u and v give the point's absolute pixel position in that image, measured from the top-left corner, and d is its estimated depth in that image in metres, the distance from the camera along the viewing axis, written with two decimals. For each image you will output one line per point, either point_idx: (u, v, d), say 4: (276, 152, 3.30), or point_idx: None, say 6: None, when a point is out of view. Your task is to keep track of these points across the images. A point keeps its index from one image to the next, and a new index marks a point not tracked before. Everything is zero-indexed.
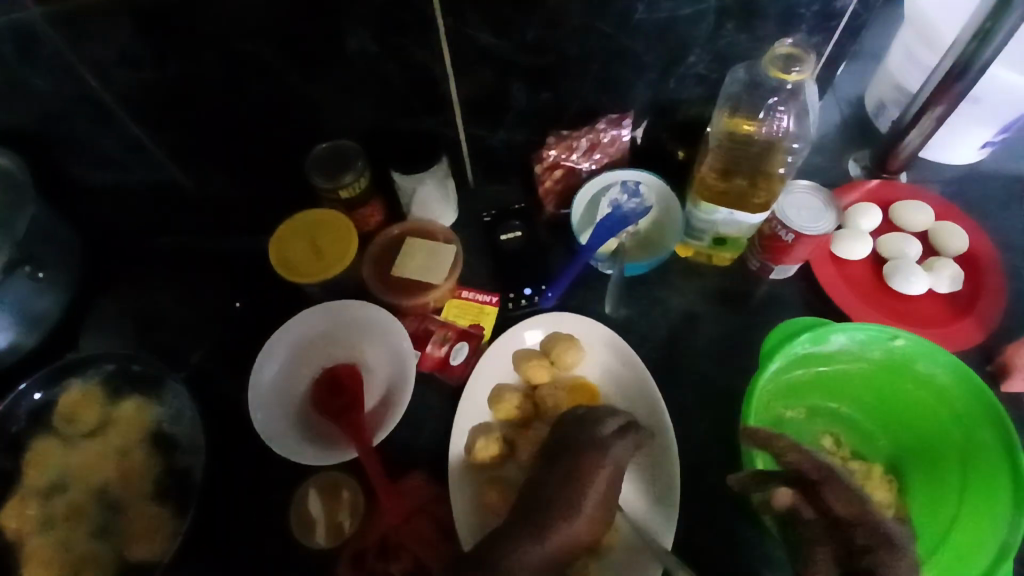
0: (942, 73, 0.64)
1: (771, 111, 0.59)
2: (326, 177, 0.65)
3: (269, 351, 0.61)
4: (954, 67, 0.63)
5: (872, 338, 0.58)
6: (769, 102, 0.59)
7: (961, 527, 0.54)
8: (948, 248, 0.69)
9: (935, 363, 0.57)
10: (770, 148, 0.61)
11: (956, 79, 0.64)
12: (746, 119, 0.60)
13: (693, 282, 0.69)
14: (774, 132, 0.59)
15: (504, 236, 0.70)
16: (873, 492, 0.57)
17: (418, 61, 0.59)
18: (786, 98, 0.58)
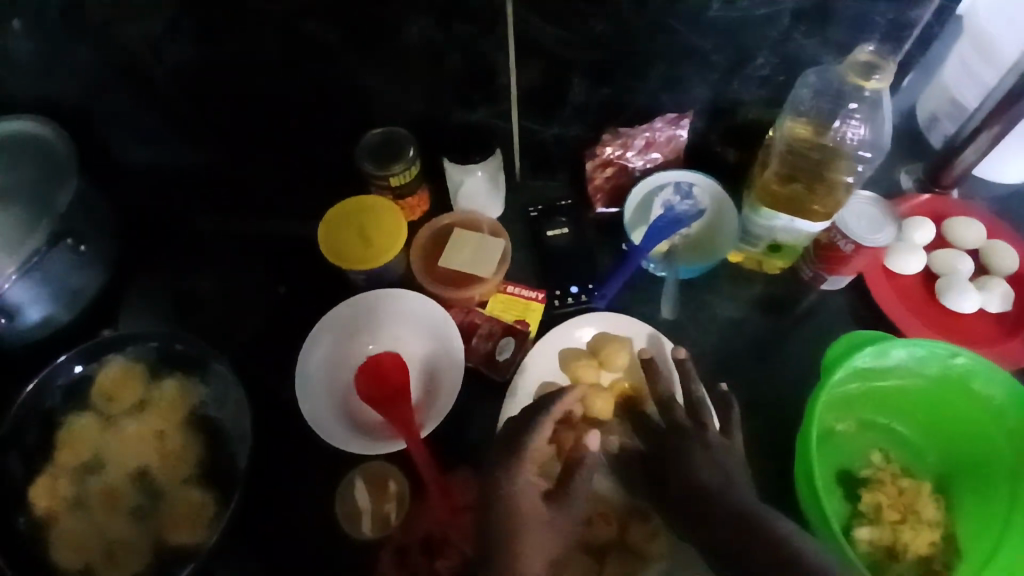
0: (1003, 93, 0.64)
1: (846, 119, 0.59)
2: (376, 162, 0.65)
3: (318, 336, 0.61)
4: (1016, 87, 0.63)
5: (931, 355, 0.57)
6: (844, 109, 0.59)
7: (1014, 548, 0.54)
8: (999, 268, 0.68)
9: (992, 384, 0.56)
10: (837, 154, 0.60)
11: (1017, 100, 0.63)
12: (817, 126, 0.60)
13: (743, 289, 0.68)
14: (847, 139, 0.59)
15: (551, 232, 0.70)
16: (922, 508, 0.55)
17: (479, 50, 0.58)
18: (863, 107, 0.58)
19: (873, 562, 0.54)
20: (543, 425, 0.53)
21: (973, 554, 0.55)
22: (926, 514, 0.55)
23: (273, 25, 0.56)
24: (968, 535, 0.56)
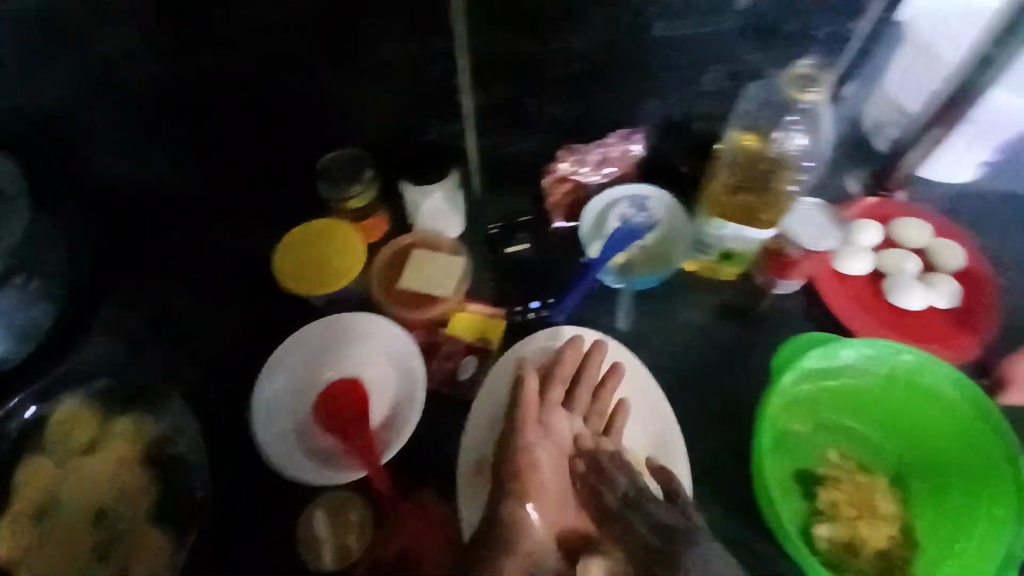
0: (943, 99, 0.68)
1: (787, 128, 0.60)
2: (331, 184, 0.65)
3: (273, 367, 0.61)
4: (954, 93, 0.67)
5: (878, 353, 0.61)
6: (783, 119, 0.60)
7: (969, 539, 0.55)
8: (944, 265, 0.70)
9: (937, 378, 0.60)
10: (779, 164, 0.60)
11: (959, 104, 0.67)
12: (758, 136, 0.61)
13: (702, 298, 0.69)
14: (787, 149, 0.60)
15: (511, 248, 0.70)
16: (880, 502, 0.57)
17: (433, 68, 0.59)
18: (803, 116, 0.59)
19: (834, 559, 0.55)
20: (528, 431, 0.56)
21: (929, 548, 0.56)
22: (884, 507, 0.57)
23: (240, 46, 0.58)
24: (927, 530, 0.57)
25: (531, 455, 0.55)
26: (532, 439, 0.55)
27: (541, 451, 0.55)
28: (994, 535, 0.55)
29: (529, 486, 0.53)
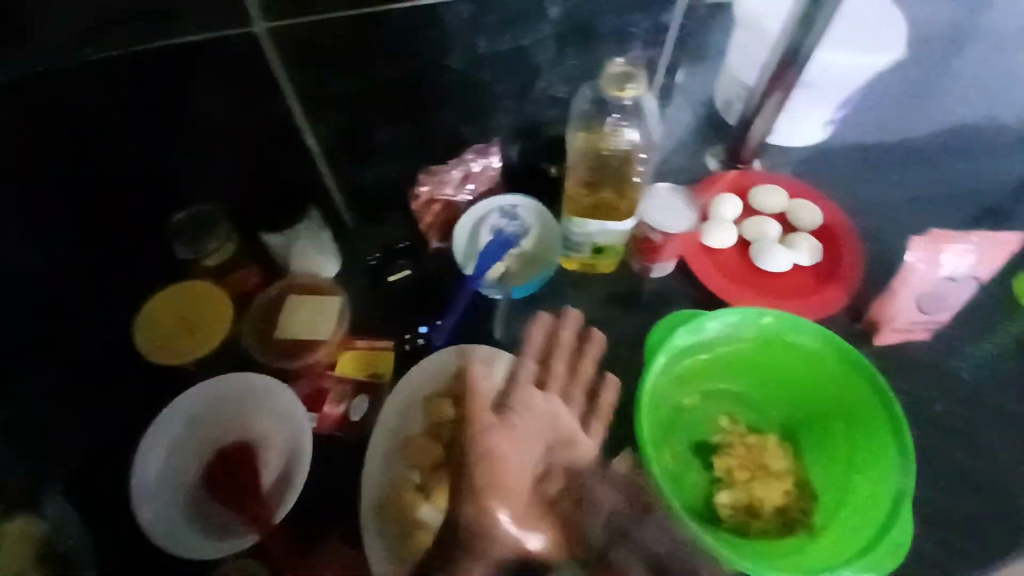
0: (774, 64, 0.68)
1: (615, 125, 0.64)
2: (188, 245, 0.63)
3: (151, 444, 0.59)
4: (785, 53, 0.66)
5: (741, 319, 0.61)
6: (611, 117, 0.63)
7: (858, 477, 0.57)
8: (804, 225, 0.74)
9: (802, 333, 0.61)
10: (620, 158, 0.65)
11: (790, 66, 0.66)
12: (597, 135, 0.64)
13: (584, 293, 0.71)
14: (623, 144, 0.64)
15: (393, 276, 0.69)
16: (773, 460, 0.61)
17: (264, 111, 0.57)
18: (626, 112, 0.63)
19: (738, 523, 0.57)
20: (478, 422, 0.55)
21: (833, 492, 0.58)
22: (777, 464, 0.61)
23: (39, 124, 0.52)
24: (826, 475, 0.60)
25: (494, 451, 0.50)
26: (491, 424, 0.52)
27: (497, 441, 0.51)
28: (880, 473, 0.56)
29: (499, 493, 0.48)
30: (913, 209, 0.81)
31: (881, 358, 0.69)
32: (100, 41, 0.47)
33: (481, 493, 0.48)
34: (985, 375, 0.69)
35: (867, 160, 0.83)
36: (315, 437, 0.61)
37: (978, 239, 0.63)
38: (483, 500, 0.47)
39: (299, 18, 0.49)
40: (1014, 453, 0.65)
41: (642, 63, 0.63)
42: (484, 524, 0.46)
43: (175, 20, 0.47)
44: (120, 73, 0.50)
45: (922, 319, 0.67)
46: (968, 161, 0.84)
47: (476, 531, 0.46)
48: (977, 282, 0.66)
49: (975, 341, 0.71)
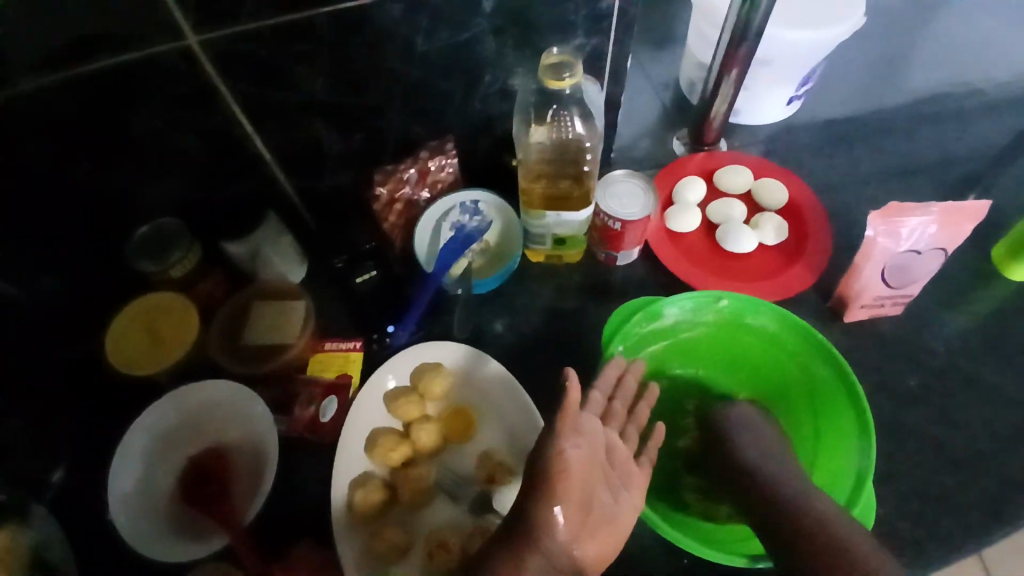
0: (727, 41, 0.66)
1: (557, 115, 0.63)
2: (150, 259, 0.64)
3: (123, 460, 0.59)
4: (735, 31, 0.65)
5: (698, 304, 0.64)
6: (551, 109, 0.63)
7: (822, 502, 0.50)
8: (769, 203, 0.74)
9: (760, 315, 0.64)
10: (566, 147, 0.64)
11: (741, 42, 0.65)
12: (542, 127, 0.63)
13: (549, 283, 0.72)
14: (566, 133, 0.63)
15: (359, 278, 0.67)
16: (729, 461, 0.56)
17: (211, 123, 0.59)
18: (565, 102, 0.62)
19: (703, 509, 0.58)
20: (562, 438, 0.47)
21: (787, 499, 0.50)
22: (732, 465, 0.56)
23: None
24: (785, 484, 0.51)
25: (569, 458, 0.46)
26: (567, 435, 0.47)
27: (575, 456, 0.47)
28: (842, 451, 0.58)
29: (568, 486, 0.45)
30: (883, 182, 0.80)
31: (850, 334, 0.69)
32: (42, 69, 0.49)
33: (548, 498, 0.45)
34: (957, 346, 0.68)
35: (832, 135, 0.84)
36: (286, 438, 0.62)
37: (939, 209, 0.59)
38: (550, 505, 0.45)
39: (232, 27, 0.51)
40: (993, 425, 0.64)
41: (586, 51, 0.63)
42: (544, 533, 0.44)
43: (111, 40, 0.49)
44: (66, 98, 0.51)
45: (889, 294, 0.66)
46: (934, 128, 0.84)
47: (543, 529, 0.44)
48: (946, 253, 0.63)
49: (944, 311, 0.70)
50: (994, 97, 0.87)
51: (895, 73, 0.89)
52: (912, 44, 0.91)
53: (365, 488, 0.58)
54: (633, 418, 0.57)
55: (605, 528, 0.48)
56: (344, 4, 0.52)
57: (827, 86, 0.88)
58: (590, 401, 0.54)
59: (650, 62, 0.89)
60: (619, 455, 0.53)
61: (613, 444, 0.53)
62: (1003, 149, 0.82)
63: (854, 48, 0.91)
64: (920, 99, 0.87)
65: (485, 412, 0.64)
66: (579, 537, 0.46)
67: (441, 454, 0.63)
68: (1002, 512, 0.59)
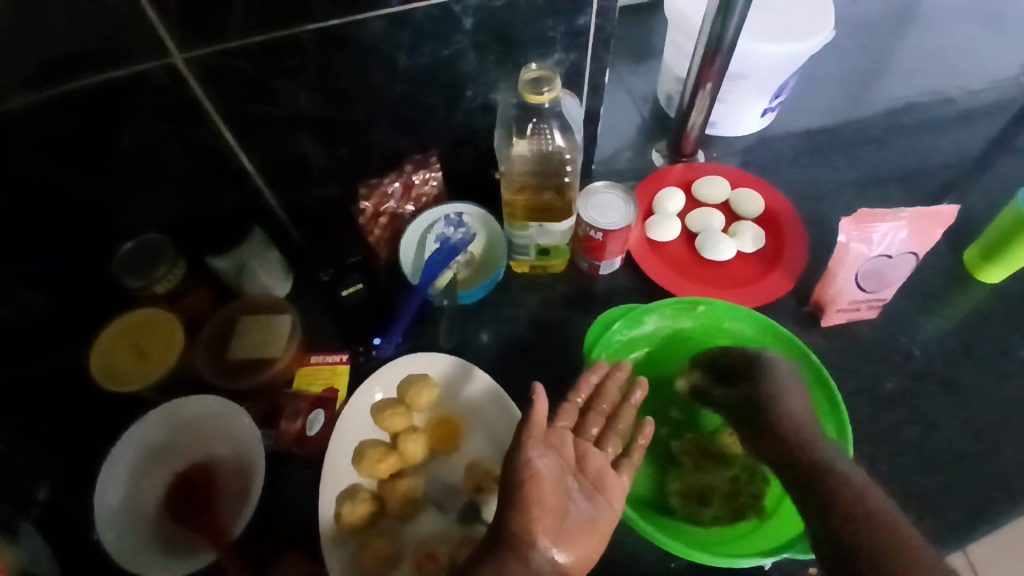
0: (701, 55, 0.69)
1: (536, 129, 0.64)
2: (136, 275, 0.63)
3: (108, 477, 0.59)
4: (709, 46, 0.67)
5: (678, 311, 0.66)
6: (532, 122, 0.65)
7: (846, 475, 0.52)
8: (747, 213, 0.76)
9: (739, 319, 0.66)
10: (546, 159, 0.66)
11: (714, 57, 0.68)
12: (522, 141, 0.65)
13: (534, 293, 0.73)
14: (545, 146, 0.65)
15: (345, 291, 0.67)
16: (789, 454, 0.54)
17: (198, 140, 0.60)
18: (544, 116, 0.64)
19: (689, 512, 0.58)
20: (530, 447, 0.49)
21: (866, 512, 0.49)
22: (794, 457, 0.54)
23: None
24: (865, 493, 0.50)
25: (537, 466, 0.48)
26: (535, 445, 0.49)
27: (543, 464, 0.49)
28: None
29: (539, 492, 0.47)
30: (858, 190, 0.82)
31: (829, 337, 0.71)
32: (29, 88, 0.49)
33: (527, 505, 0.46)
34: (933, 347, 0.70)
35: (807, 145, 0.86)
36: (274, 450, 0.63)
37: (909, 215, 0.61)
38: (529, 511, 0.46)
39: (218, 45, 0.52)
40: (969, 423, 0.66)
41: (565, 66, 0.65)
42: (527, 542, 0.45)
43: (98, 59, 0.50)
44: (53, 115, 0.52)
45: (865, 297, 0.68)
46: (906, 137, 0.87)
47: (526, 539, 0.46)
48: (917, 256, 0.64)
49: (919, 313, 0.72)
50: (963, 106, 0.90)
51: (868, 84, 0.92)
52: (881, 57, 0.94)
53: (352, 500, 0.58)
54: (615, 422, 0.57)
55: (585, 534, 0.49)
56: (329, 22, 0.53)
57: (803, 97, 0.90)
58: (561, 412, 0.56)
59: (629, 76, 0.91)
60: (594, 461, 0.54)
61: (586, 453, 0.54)
62: (972, 157, 0.85)
63: (828, 60, 0.94)
64: (891, 109, 0.90)
65: (472, 421, 0.65)
66: (557, 543, 0.47)
67: (429, 464, 0.64)
68: (978, 508, 0.61)
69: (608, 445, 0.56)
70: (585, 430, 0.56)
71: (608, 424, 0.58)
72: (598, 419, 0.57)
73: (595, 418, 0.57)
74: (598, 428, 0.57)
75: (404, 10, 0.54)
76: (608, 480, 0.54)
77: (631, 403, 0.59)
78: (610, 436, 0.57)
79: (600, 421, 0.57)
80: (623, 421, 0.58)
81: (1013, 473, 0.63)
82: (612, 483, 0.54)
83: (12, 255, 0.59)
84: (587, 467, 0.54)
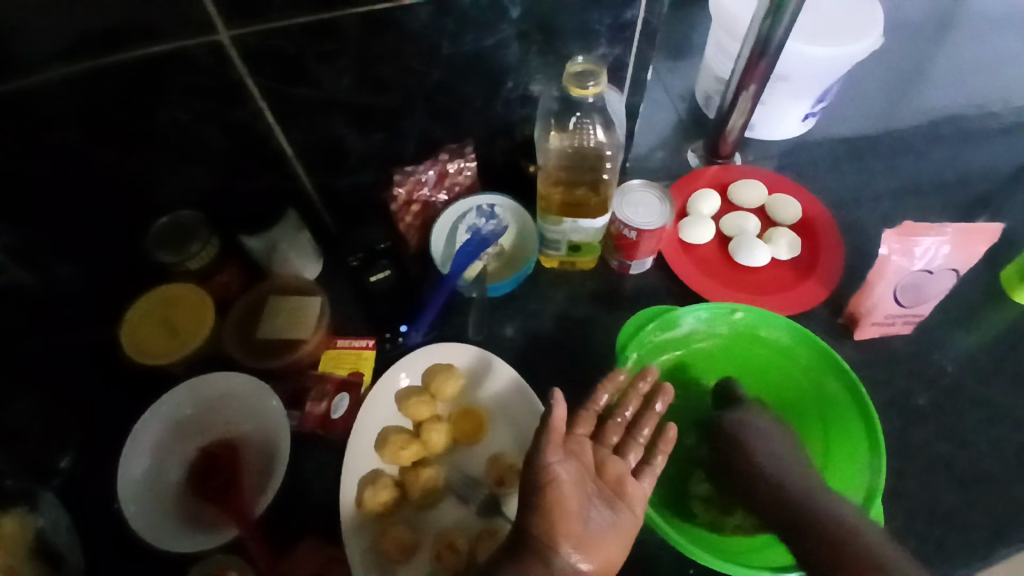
0: (746, 56, 0.67)
1: (579, 123, 0.64)
2: (169, 250, 0.64)
3: (133, 448, 0.60)
4: (755, 47, 0.66)
5: (713, 315, 0.66)
6: (574, 117, 0.64)
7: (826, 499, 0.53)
8: (783, 219, 0.74)
9: (774, 327, 0.66)
10: (584, 153, 0.66)
11: (759, 59, 0.66)
12: (563, 134, 0.65)
13: (561, 288, 0.72)
14: (586, 140, 0.65)
15: (373, 277, 0.64)
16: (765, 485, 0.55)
17: (237, 119, 0.60)
18: (588, 110, 0.63)
19: (711, 519, 0.58)
20: (551, 452, 0.48)
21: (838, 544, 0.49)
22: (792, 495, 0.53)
23: None
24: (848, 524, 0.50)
25: (556, 472, 0.47)
26: (555, 455, 0.48)
27: (561, 470, 0.48)
28: (852, 466, 0.59)
29: (561, 497, 0.47)
30: (897, 201, 0.80)
31: (860, 351, 0.69)
32: (72, 57, 0.50)
33: (552, 512, 0.46)
34: (966, 365, 0.69)
35: (846, 152, 0.84)
36: (296, 432, 0.63)
37: (953, 230, 0.60)
38: (553, 519, 0.46)
39: (261, 24, 0.52)
40: (1000, 445, 0.64)
41: (608, 60, 0.64)
42: (550, 548, 0.46)
43: (142, 33, 0.50)
44: (94, 87, 0.52)
45: (901, 313, 0.67)
46: (948, 149, 0.85)
47: (547, 544, 0.46)
48: (958, 273, 0.63)
49: (953, 330, 0.71)
50: (1008, 120, 0.88)
51: (911, 92, 0.90)
52: (925, 66, 0.92)
53: (375, 486, 0.58)
54: (635, 429, 0.57)
55: (612, 539, 0.50)
56: (375, 6, 0.52)
57: (843, 103, 0.89)
58: (580, 419, 0.55)
59: (668, 73, 0.90)
60: (613, 469, 0.53)
61: (605, 461, 0.54)
62: (1016, 172, 0.83)
63: (870, 67, 0.92)
64: (932, 119, 0.87)
65: (497, 413, 0.64)
66: (583, 551, 0.47)
67: (453, 454, 0.64)
68: (1007, 533, 0.59)
69: (629, 453, 0.55)
70: (604, 438, 0.56)
71: (631, 431, 0.57)
72: (618, 428, 0.57)
73: (614, 427, 0.57)
74: (617, 436, 0.56)
75: None
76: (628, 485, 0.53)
77: (654, 411, 0.57)
78: (631, 445, 0.56)
79: (619, 428, 0.57)
80: (646, 429, 0.57)
81: None
82: (634, 492, 0.53)
83: (48, 223, 0.59)
84: (607, 474, 0.53)
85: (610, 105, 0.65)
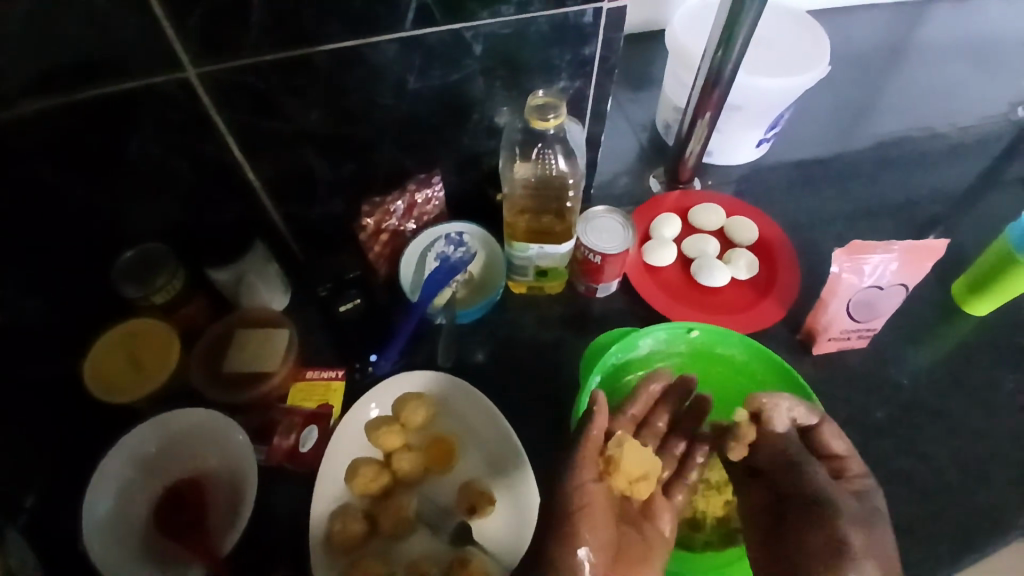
0: (701, 86, 0.70)
1: (541, 153, 0.66)
2: (134, 284, 0.63)
3: (98, 488, 0.58)
4: (708, 78, 0.69)
5: (672, 335, 0.67)
6: (536, 147, 0.66)
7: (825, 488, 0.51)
8: (742, 241, 0.77)
9: (730, 345, 0.68)
10: (548, 181, 0.67)
11: (713, 88, 0.69)
12: (527, 164, 0.67)
13: (531, 313, 0.73)
14: (549, 170, 0.66)
15: (343, 307, 0.65)
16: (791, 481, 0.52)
17: (205, 153, 0.61)
18: (549, 140, 0.65)
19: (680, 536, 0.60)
20: (582, 466, 0.53)
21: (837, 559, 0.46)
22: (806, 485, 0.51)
23: None
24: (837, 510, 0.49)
25: (588, 493, 0.52)
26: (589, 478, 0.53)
27: (593, 489, 0.53)
28: None
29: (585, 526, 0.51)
30: (851, 221, 0.84)
31: (820, 366, 0.72)
32: (40, 94, 0.50)
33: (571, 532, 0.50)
34: (922, 378, 0.71)
35: (801, 176, 0.88)
36: (266, 465, 0.62)
37: (900, 247, 0.62)
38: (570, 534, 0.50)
39: (228, 62, 0.53)
40: (957, 454, 0.67)
41: (569, 93, 0.66)
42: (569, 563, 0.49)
43: (111, 70, 0.50)
44: (60, 122, 0.52)
45: (856, 327, 0.69)
46: (898, 170, 0.89)
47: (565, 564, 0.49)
48: (907, 288, 0.66)
49: (908, 344, 0.74)
50: (954, 142, 0.93)
51: (861, 117, 0.94)
52: (873, 93, 0.97)
53: (344, 518, 0.58)
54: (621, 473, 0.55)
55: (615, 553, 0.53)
56: (341, 44, 0.54)
57: (797, 129, 0.93)
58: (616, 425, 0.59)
59: (629, 104, 0.93)
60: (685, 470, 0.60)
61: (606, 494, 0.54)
62: (962, 192, 0.87)
63: (822, 94, 0.96)
64: (881, 143, 0.92)
65: (468, 440, 0.65)
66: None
67: (424, 484, 0.64)
68: (968, 541, 0.61)
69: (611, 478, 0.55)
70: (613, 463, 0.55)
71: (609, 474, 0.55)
72: (653, 436, 0.61)
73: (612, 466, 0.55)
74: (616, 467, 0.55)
75: (416, 35, 0.55)
76: (640, 488, 0.56)
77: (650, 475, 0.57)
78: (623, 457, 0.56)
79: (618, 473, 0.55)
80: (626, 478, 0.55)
81: (999, 506, 0.63)
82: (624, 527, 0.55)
83: (13, 258, 0.59)
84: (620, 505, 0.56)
85: (570, 135, 0.67)
